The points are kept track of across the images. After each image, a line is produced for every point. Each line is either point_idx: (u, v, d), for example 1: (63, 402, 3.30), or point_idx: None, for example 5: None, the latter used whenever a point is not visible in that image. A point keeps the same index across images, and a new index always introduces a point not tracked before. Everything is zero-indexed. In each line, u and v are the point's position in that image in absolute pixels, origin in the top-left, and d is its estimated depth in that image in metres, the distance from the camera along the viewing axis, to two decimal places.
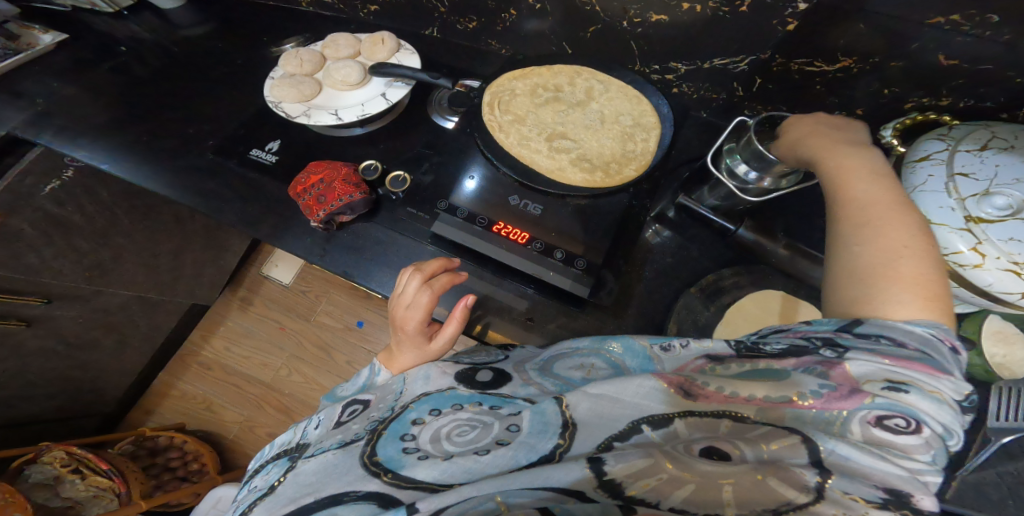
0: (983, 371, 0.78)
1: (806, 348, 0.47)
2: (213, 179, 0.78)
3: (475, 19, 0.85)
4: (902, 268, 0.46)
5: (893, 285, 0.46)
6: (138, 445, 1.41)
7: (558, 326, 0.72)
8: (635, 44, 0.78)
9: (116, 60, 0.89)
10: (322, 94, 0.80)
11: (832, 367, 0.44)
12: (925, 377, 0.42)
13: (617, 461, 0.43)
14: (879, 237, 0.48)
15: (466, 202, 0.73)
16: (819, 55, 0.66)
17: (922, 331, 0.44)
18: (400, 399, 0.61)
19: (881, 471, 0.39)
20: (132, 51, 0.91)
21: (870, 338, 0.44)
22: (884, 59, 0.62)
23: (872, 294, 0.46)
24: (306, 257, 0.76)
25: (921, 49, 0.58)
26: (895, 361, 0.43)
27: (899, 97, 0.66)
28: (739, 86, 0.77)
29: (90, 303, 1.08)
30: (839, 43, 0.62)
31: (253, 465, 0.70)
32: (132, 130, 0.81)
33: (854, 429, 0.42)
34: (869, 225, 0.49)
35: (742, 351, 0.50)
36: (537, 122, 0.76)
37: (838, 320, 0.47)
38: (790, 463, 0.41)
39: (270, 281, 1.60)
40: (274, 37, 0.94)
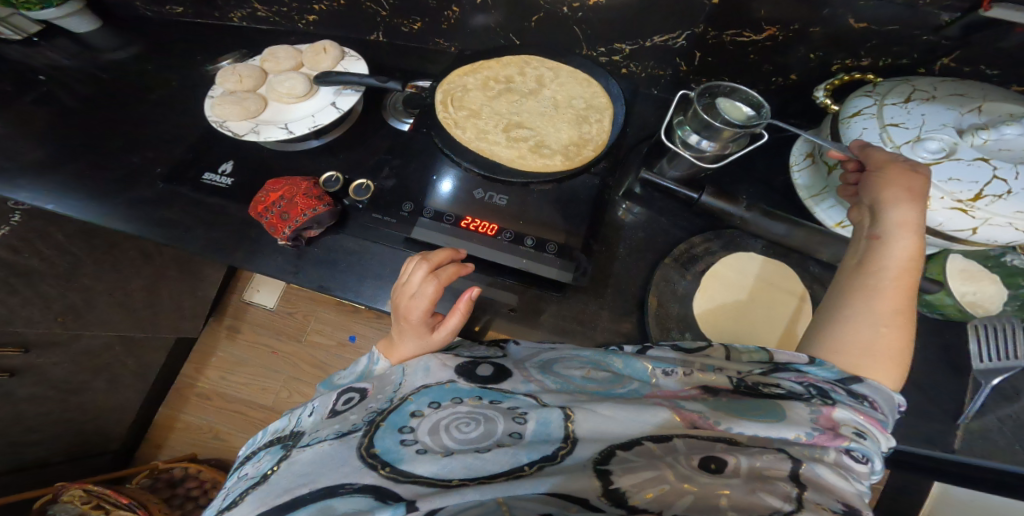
0: (957, 311, 0.74)
1: (803, 394, 0.51)
2: (176, 207, 0.78)
3: (418, 19, 0.85)
4: (901, 352, 0.54)
5: (890, 364, 0.53)
6: (155, 478, 1.43)
7: (556, 315, 0.73)
8: (578, 29, 0.79)
9: (43, 92, 0.87)
10: (269, 109, 0.79)
11: (822, 409, 0.49)
12: (880, 434, 0.49)
13: (624, 472, 0.46)
14: (890, 314, 0.54)
15: (440, 204, 0.74)
16: (745, 25, 0.67)
17: (897, 399, 0.53)
18: (399, 390, 0.61)
19: (845, 491, 0.44)
20: (49, 78, 0.89)
21: (859, 399, 0.50)
22: (804, 26, 0.64)
23: (873, 364, 0.53)
24: (278, 275, 0.76)
25: (833, 15, 0.61)
26: (867, 419, 0.49)
27: (824, 60, 0.68)
28: (681, 62, 0.78)
29: (67, 349, 1.08)
30: (763, 13, 0.64)
31: (246, 450, 0.71)
32: (83, 166, 0.80)
33: (829, 454, 0.46)
34: (890, 309, 0.55)
35: (742, 388, 0.54)
36: (492, 113, 0.76)
37: (839, 371, 0.53)
38: (775, 476, 0.44)
39: (253, 305, 1.59)
40: (218, 58, 0.93)
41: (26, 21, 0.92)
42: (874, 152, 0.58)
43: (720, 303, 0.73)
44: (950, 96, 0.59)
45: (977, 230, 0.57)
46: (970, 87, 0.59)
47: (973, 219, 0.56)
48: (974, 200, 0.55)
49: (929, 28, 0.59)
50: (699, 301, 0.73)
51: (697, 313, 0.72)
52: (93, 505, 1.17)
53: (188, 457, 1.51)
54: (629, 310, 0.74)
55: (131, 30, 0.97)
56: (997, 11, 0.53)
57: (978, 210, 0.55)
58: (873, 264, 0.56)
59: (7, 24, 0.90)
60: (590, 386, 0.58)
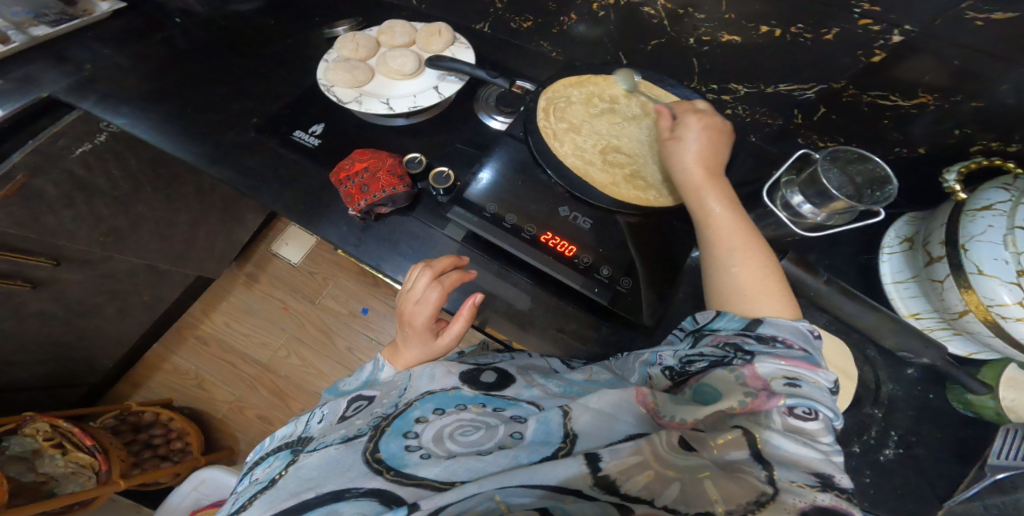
0: (995, 415, 0.68)
1: (724, 358, 0.53)
2: (261, 159, 0.77)
3: (530, 19, 0.84)
4: (765, 283, 0.58)
5: (763, 296, 0.57)
6: (121, 420, 1.36)
7: (576, 336, 0.72)
8: (697, 61, 0.77)
9: (168, 36, 0.88)
10: (374, 82, 0.78)
11: (744, 370, 0.50)
12: (808, 372, 0.50)
13: (612, 457, 0.45)
14: (749, 260, 0.59)
15: (479, 198, 0.71)
16: (895, 89, 0.64)
17: (802, 326, 0.54)
18: (403, 395, 0.61)
19: (807, 458, 0.44)
20: (184, 23, 0.89)
21: (766, 341, 0.52)
22: (965, 98, 0.59)
23: (745, 302, 0.57)
24: (340, 244, 0.75)
25: (1005, 91, 0.56)
26: (789, 362, 0.50)
27: (968, 139, 0.63)
28: (799, 113, 0.76)
29: (97, 267, 1.05)
30: (923, 79, 0.60)
31: (252, 456, 0.68)
32: (186, 103, 0.80)
33: (774, 418, 0.47)
34: (733, 252, 0.60)
35: (677, 377, 0.56)
36: (591, 131, 0.74)
37: (744, 319, 0.55)
38: (739, 461, 0.44)
39: (279, 258, 1.59)
40: (330, 20, 0.91)
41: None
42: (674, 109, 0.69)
43: None
44: None
45: None
46: None
47: None
48: None
49: None
50: None
51: None
52: (53, 442, 1.15)
53: (162, 401, 1.46)
54: None
55: None
56: None
57: None
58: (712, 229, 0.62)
59: None
60: (591, 386, 0.60)
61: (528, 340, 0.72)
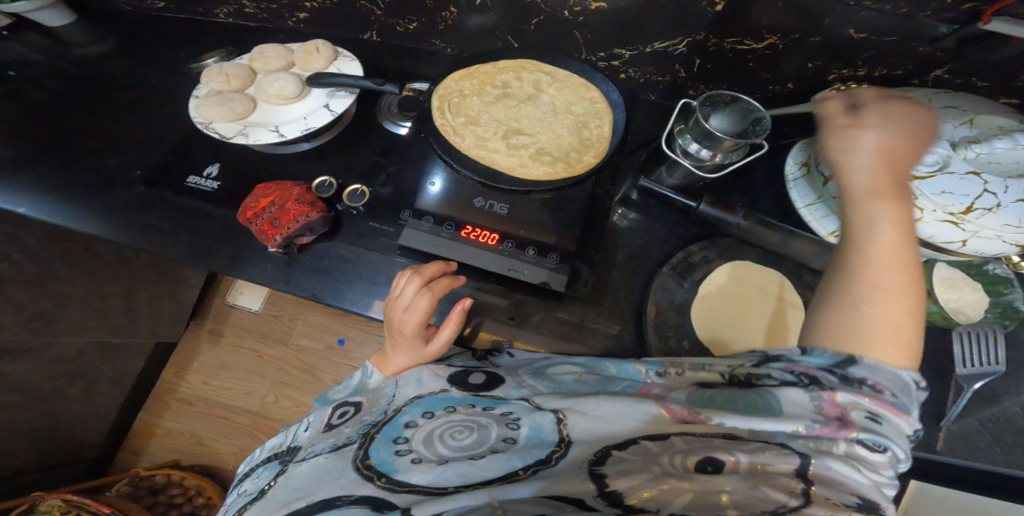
0: (943, 319, 0.75)
1: (796, 384, 0.48)
2: (154, 212, 0.74)
3: (414, 20, 0.84)
4: (896, 328, 0.47)
5: (891, 345, 0.47)
6: (136, 485, 1.34)
7: (542, 319, 0.72)
8: (578, 33, 0.79)
9: (10, 88, 0.82)
10: (258, 111, 0.77)
11: (823, 396, 0.45)
12: (897, 416, 0.44)
13: (619, 473, 0.45)
14: (880, 294, 0.49)
15: (432, 206, 0.72)
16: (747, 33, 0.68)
17: (907, 377, 0.46)
18: (392, 403, 0.61)
19: (855, 482, 0.42)
20: (20, 73, 0.85)
21: (852, 383, 0.46)
22: (804, 35, 0.65)
23: (866, 341, 0.47)
24: (269, 283, 0.73)
25: (833, 23, 0.62)
26: (877, 401, 0.44)
27: (821, 69, 0.69)
28: (681, 68, 0.78)
29: (42, 354, 1.03)
30: (763, 22, 0.65)
31: (244, 467, 0.69)
32: (51, 165, 0.76)
33: (838, 445, 0.44)
34: (869, 279, 0.49)
35: (734, 380, 0.51)
36: (489, 119, 0.76)
37: (833, 356, 0.48)
38: (778, 471, 0.43)
39: (236, 309, 1.54)
40: (195, 53, 0.90)
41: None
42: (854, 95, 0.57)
43: (720, 311, 0.72)
44: (945, 109, 0.59)
45: (968, 242, 0.58)
46: (962, 101, 0.60)
47: (964, 232, 0.56)
48: (965, 213, 0.55)
49: (926, 39, 0.60)
50: (698, 308, 0.73)
51: (695, 321, 0.72)
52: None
53: (170, 463, 1.44)
54: (627, 318, 0.73)
55: (108, 23, 0.93)
56: (996, 24, 0.54)
57: (968, 223, 0.55)
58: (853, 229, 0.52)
59: None
60: (582, 387, 0.59)
61: (523, 335, 0.72)
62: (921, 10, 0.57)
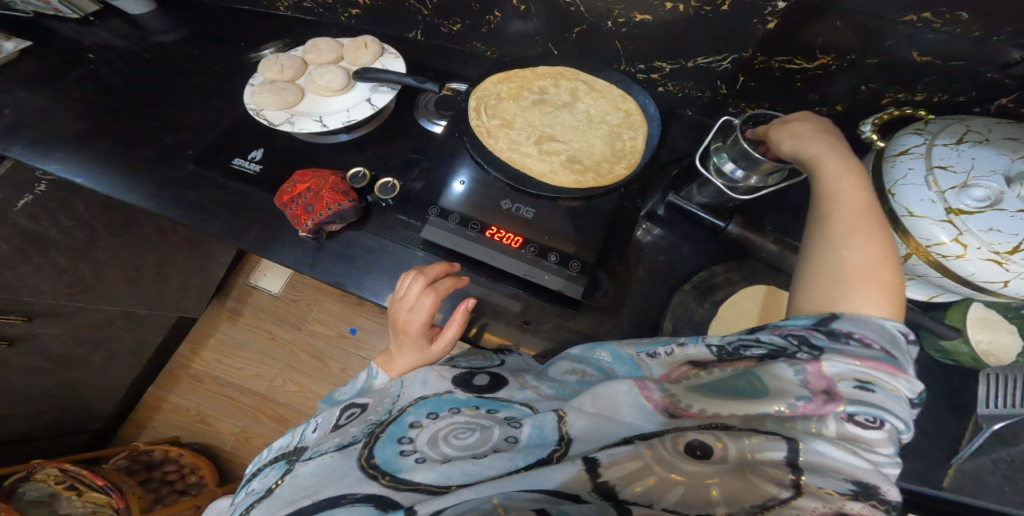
0: (971, 358, 0.71)
1: (783, 350, 0.47)
2: (203, 191, 0.77)
3: (459, 21, 0.86)
4: (878, 271, 0.48)
5: (874, 287, 0.48)
6: (132, 460, 1.37)
7: (553, 327, 0.73)
8: (620, 44, 0.80)
9: (89, 70, 0.87)
10: (305, 100, 0.80)
11: (808, 368, 0.45)
12: (889, 377, 0.43)
13: (611, 461, 0.45)
14: (861, 245, 0.49)
15: (456, 205, 0.72)
16: (797, 52, 0.68)
17: (890, 326, 0.46)
18: (397, 402, 0.62)
19: (851, 467, 0.41)
20: (98, 56, 0.89)
21: (838, 338, 0.45)
22: (860, 56, 0.64)
23: (846, 286, 0.48)
24: (296, 267, 0.75)
25: (895, 46, 0.61)
26: (865, 364, 0.44)
27: (877, 92, 0.68)
28: (723, 84, 0.79)
29: (73, 320, 1.06)
30: (819, 41, 0.64)
31: (252, 468, 0.69)
32: (112, 141, 0.80)
33: (828, 426, 0.43)
34: (846, 231, 0.51)
35: (723, 356, 0.51)
36: (524, 124, 0.77)
37: (814, 315, 0.48)
38: (766, 461, 0.42)
39: (258, 290, 1.58)
40: (256, 45, 0.93)
41: (84, 0, 0.92)
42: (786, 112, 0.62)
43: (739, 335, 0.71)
44: (1004, 140, 0.56)
45: (1010, 283, 0.55)
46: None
47: (1007, 273, 0.55)
48: (1010, 253, 0.53)
49: (997, 65, 0.58)
50: (715, 330, 0.72)
51: None
52: (67, 485, 1.14)
53: (170, 439, 1.47)
54: (642, 331, 0.73)
55: (166, 5, 0.97)
56: None
57: (1013, 263, 0.54)
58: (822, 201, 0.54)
59: (68, 3, 0.90)
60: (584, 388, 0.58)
61: (527, 339, 0.73)
62: (995, 34, 0.55)
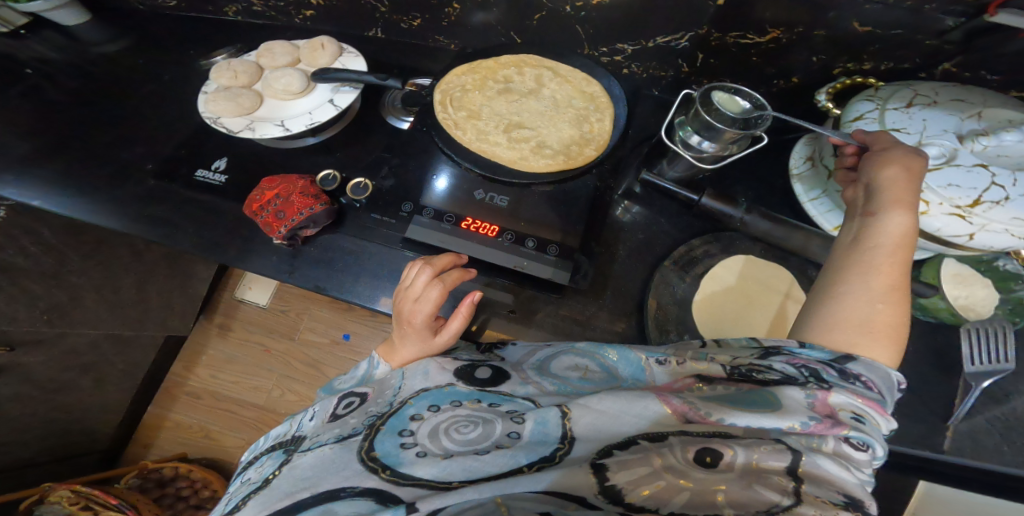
0: (949, 314, 0.72)
1: (796, 379, 0.49)
2: (164, 205, 0.76)
3: (418, 16, 0.85)
4: (898, 330, 0.52)
5: (890, 342, 0.52)
6: (144, 477, 1.39)
7: (548, 315, 0.73)
8: (581, 28, 0.79)
9: (29, 84, 0.85)
10: (264, 106, 0.79)
11: (818, 394, 0.47)
12: (877, 414, 0.47)
13: (619, 467, 0.46)
14: (884, 297, 0.52)
15: (438, 202, 0.73)
16: (749, 29, 0.68)
17: (893, 376, 0.50)
18: (398, 394, 0.62)
19: (843, 481, 0.43)
20: (36, 70, 0.87)
21: (849, 379, 0.48)
22: (807, 29, 0.65)
23: (873, 338, 0.51)
24: (274, 274, 0.74)
25: (838, 18, 0.62)
26: (865, 401, 0.47)
27: (827, 63, 0.69)
28: (683, 63, 0.79)
29: (55, 347, 1.05)
30: (766, 17, 0.65)
31: (247, 456, 0.69)
32: (66, 160, 0.78)
33: (827, 443, 0.45)
34: (880, 285, 0.53)
35: (735, 375, 0.52)
36: (491, 114, 0.77)
37: (831, 352, 0.51)
38: (770, 469, 0.43)
39: (245, 303, 1.57)
40: (204, 51, 0.92)
41: (13, 13, 0.89)
42: (881, 136, 0.57)
43: (721, 305, 0.73)
44: (951, 102, 0.58)
45: (974, 236, 0.56)
46: (970, 93, 0.59)
47: (970, 226, 0.55)
48: (972, 206, 0.54)
49: (933, 32, 0.60)
50: (699, 303, 0.73)
51: (695, 314, 0.73)
52: (82, 505, 1.15)
53: (177, 456, 1.48)
54: (628, 312, 0.74)
55: (118, 21, 0.95)
56: (1002, 17, 0.53)
57: (975, 216, 0.54)
58: (868, 241, 0.55)
59: None
60: (588, 386, 0.58)
61: (528, 332, 0.72)
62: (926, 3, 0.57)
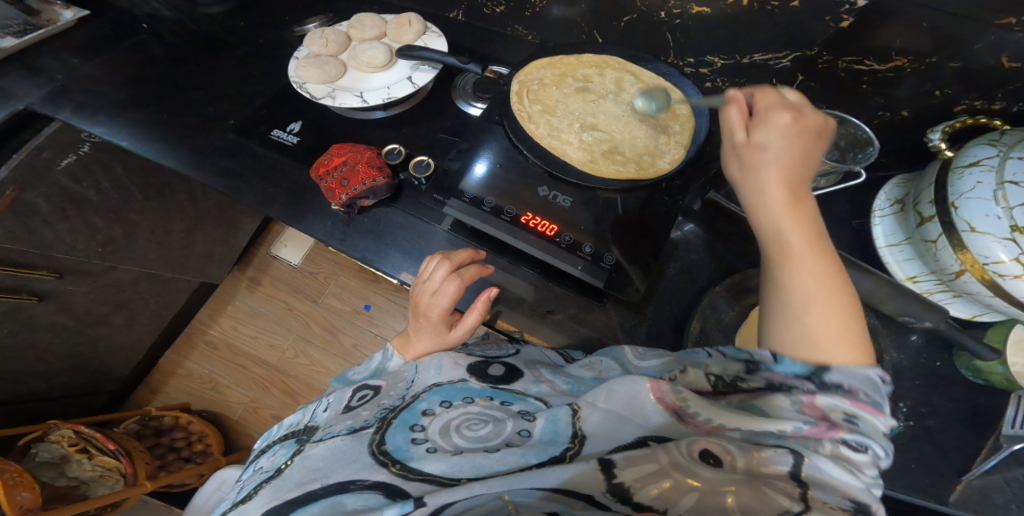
0: (1006, 381, 0.68)
1: (780, 387, 0.49)
2: (236, 159, 0.77)
3: (503, 3, 0.84)
4: (842, 333, 0.50)
5: (842, 347, 0.49)
6: (143, 424, 1.41)
7: (565, 318, 0.72)
8: (671, 35, 0.78)
9: (140, 41, 0.88)
10: (347, 76, 0.79)
11: (803, 399, 0.47)
12: (871, 416, 0.46)
13: (626, 462, 0.44)
14: (815, 307, 0.51)
15: (474, 188, 0.72)
16: (869, 52, 0.65)
17: (872, 375, 0.48)
18: (411, 388, 0.62)
19: (849, 484, 0.42)
20: (150, 28, 0.90)
21: (829, 389, 0.47)
22: (941, 59, 0.61)
23: (819, 348, 0.49)
24: (325, 240, 0.75)
25: (983, 50, 0.57)
26: (853, 402, 0.46)
27: (950, 99, 0.65)
28: (777, 85, 0.76)
29: (101, 279, 1.06)
30: (893, 43, 0.62)
31: (261, 442, 0.70)
32: (147, 110, 0.80)
33: (824, 446, 0.44)
34: (806, 297, 0.51)
35: (722, 387, 0.53)
36: (566, 111, 0.76)
37: (805, 364, 0.49)
38: (773, 475, 0.42)
39: (278, 261, 1.59)
40: (299, 18, 0.92)
41: None
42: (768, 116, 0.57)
43: None
44: None
45: None
46: None
47: None
48: None
49: None
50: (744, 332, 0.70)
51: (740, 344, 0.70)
52: (78, 447, 1.18)
53: (181, 405, 1.50)
54: (665, 331, 0.72)
55: None
56: None
57: None
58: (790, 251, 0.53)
59: None
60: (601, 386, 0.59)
61: (541, 331, 0.72)
62: None
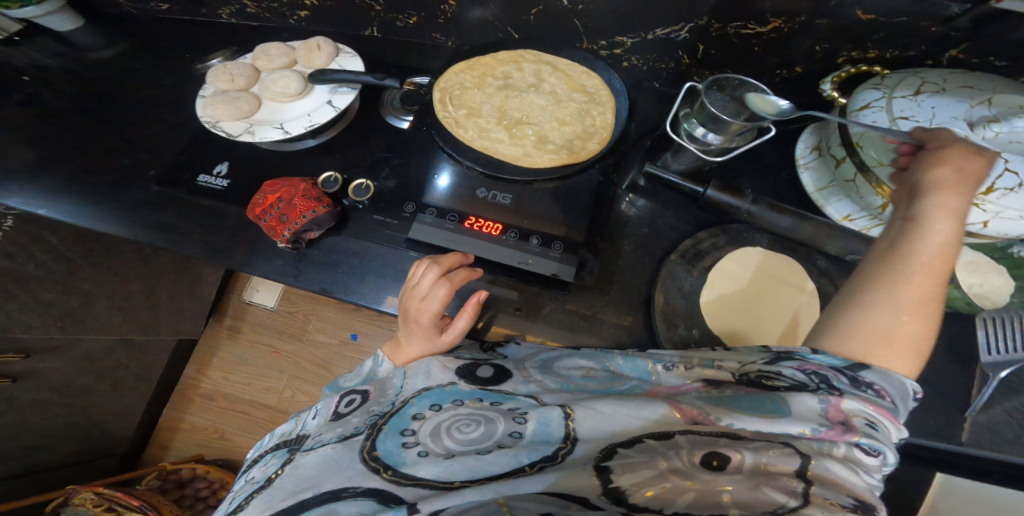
0: (965, 303, 0.71)
1: (807, 385, 0.49)
2: (170, 211, 0.77)
3: (414, 14, 0.85)
4: (918, 340, 0.50)
5: (907, 354, 0.50)
6: (163, 479, 1.40)
7: (552, 310, 0.71)
8: (579, 21, 0.79)
9: (28, 93, 0.86)
10: (263, 108, 0.79)
11: (830, 400, 0.47)
12: (890, 423, 0.47)
13: (624, 469, 0.45)
14: (907, 302, 0.51)
15: (439, 199, 0.73)
16: (751, 18, 0.68)
17: (909, 385, 0.49)
18: (400, 394, 0.60)
19: (853, 485, 0.42)
20: (34, 78, 0.88)
21: (860, 387, 0.48)
22: (810, 18, 0.66)
23: (887, 349, 0.50)
24: (279, 279, 0.74)
25: (841, 6, 0.63)
26: (876, 409, 0.47)
27: (831, 52, 0.70)
28: (684, 54, 0.78)
29: (71, 353, 1.08)
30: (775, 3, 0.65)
31: (253, 453, 0.70)
32: (69, 171, 0.79)
33: (838, 448, 0.44)
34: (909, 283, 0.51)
35: (745, 380, 0.52)
36: (491, 111, 0.77)
37: (843, 359, 0.50)
38: (779, 471, 0.43)
39: (253, 305, 1.58)
40: (199, 54, 0.93)
41: (5, 20, 0.89)
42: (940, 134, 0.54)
43: (727, 299, 0.71)
44: (960, 89, 0.59)
45: (989, 223, 0.56)
46: (978, 80, 0.59)
47: (984, 213, 0.55)
48: (985, 194, 0.54)
49: (941, 20, 0.61)
50: (707, 296, 0.72)
51: (704, 307, 0.71)
52: (103, 509, 1.15)
53: (194, 457, 1.49)
54: (635, 306, 0.72)
55: (114, 25, 0.96)
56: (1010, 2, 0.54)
57: (989, 203, 0.54)
58: (904, 249, 0.52)
59: None
60: (589, 383, 0.58)
61: (537, 327, 0.71)
62: None
